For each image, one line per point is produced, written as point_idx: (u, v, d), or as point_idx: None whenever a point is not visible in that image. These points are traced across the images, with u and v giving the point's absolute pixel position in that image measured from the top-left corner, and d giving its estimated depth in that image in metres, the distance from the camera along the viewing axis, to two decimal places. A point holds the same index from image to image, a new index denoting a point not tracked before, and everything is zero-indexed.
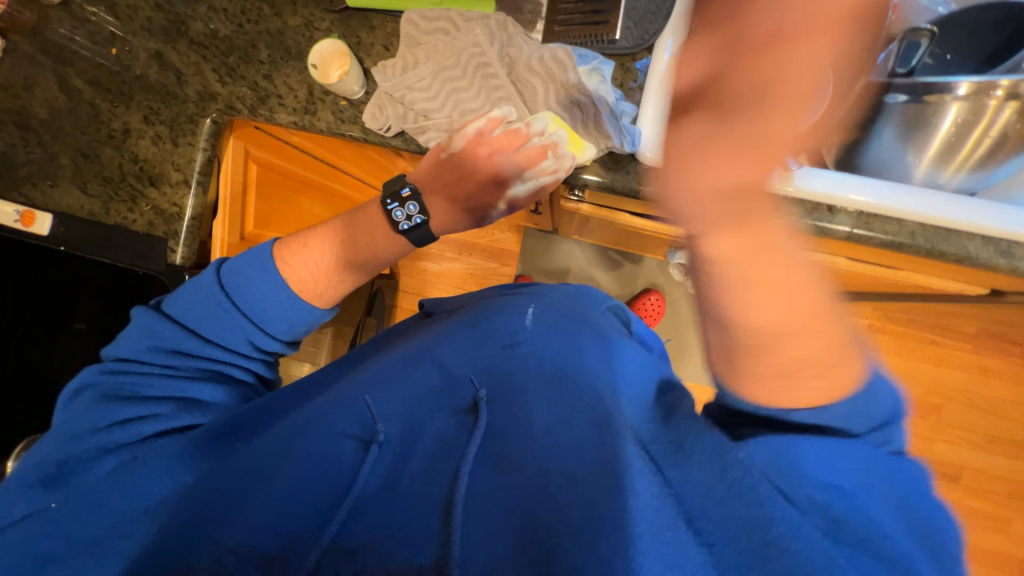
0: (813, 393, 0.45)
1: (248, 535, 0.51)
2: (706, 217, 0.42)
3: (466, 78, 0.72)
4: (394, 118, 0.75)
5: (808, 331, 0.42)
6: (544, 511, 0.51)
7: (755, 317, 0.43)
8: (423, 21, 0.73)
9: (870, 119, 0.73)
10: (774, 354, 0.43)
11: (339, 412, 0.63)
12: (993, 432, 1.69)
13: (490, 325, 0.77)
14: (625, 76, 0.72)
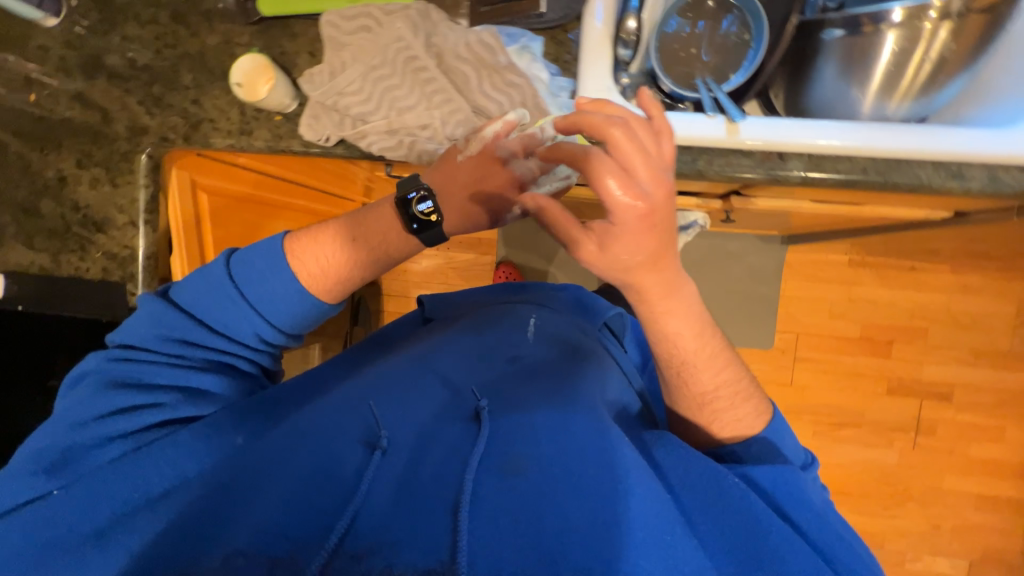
0: (744, 423, 0.70)
1: (251, 537, 0.50)
2: (672, 321, 0.64)
3: (396, 75, 0.70)
4: (330, 126, 0.72)
5: (723, 373, 0.70)
6: (549, 517, 0.53)
7: (698, 375, 0.69)
8: (343, 20, 0.70)
9: (811, 58, 0.71)
10: (709, 400, 0.70)
11: (337, 413, 0.64)
12: (979, 347, 1.74)
13: (492, 345, 0.80)
14: (558, 50, 0.70)
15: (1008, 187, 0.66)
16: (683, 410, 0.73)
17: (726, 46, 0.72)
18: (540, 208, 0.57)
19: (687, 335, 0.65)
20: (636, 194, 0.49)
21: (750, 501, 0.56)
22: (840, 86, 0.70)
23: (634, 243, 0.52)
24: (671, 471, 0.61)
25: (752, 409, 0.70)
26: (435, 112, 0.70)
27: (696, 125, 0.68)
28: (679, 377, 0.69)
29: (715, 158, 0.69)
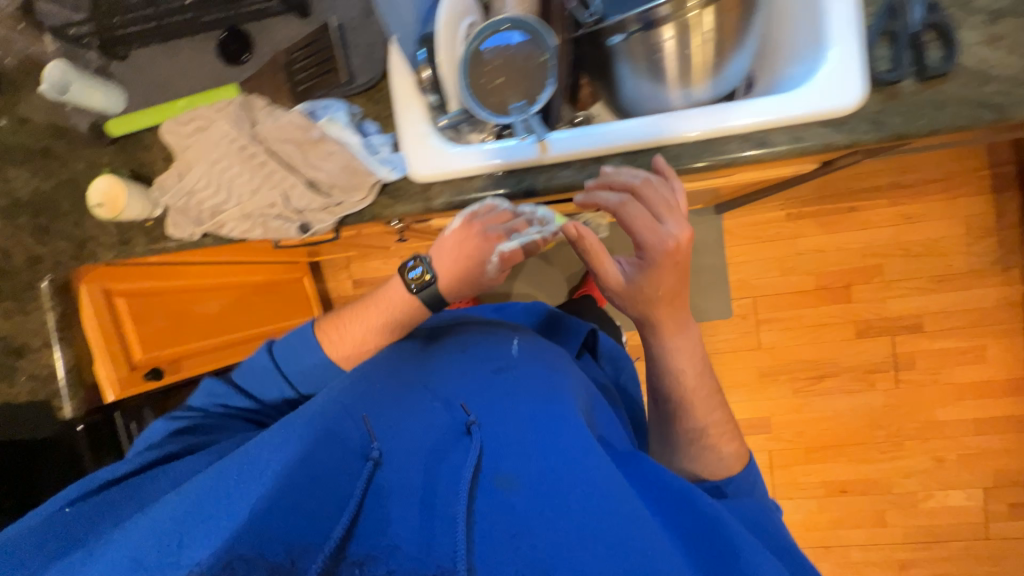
0: (732, 463, 0.75)
1: (260, 543, 0.44)
2: (676, 349, 0.73)
3: (234, 165, 0.75)
4: (190, 223, 0.78)
5: (717, 414, 0.75)
6: (546, 539, 0.50)
7: (701, 413, 0.75)
8: (179, 127, 0.77)
9: (611, 61, 0.73)
10: (702, 438, 0.75)
11: (337, 421, 0.57)
12: (939, 271, 1.71)
13: (473, 355, 0.74)
14: (376, 108, 0.76)
15: (810, 144, 0.68)
16: (669, 447, 0.78)
17: (527, 68, 0.74)
18: (596, 250, 0.66)
19: (679, 358, 0.73)
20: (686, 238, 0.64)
21: (717, 521, 0.55)
22: (642, 82, 0.73)
23: (660, 278, 0.65)
24: (649, 489, 0.59)
25: (734, 450, 0.75)
26: (277, 190, 0.75)
27: (511, 151, 0.73)
28: (673, 410, 0.76)
29: (538, 176, 0.73)
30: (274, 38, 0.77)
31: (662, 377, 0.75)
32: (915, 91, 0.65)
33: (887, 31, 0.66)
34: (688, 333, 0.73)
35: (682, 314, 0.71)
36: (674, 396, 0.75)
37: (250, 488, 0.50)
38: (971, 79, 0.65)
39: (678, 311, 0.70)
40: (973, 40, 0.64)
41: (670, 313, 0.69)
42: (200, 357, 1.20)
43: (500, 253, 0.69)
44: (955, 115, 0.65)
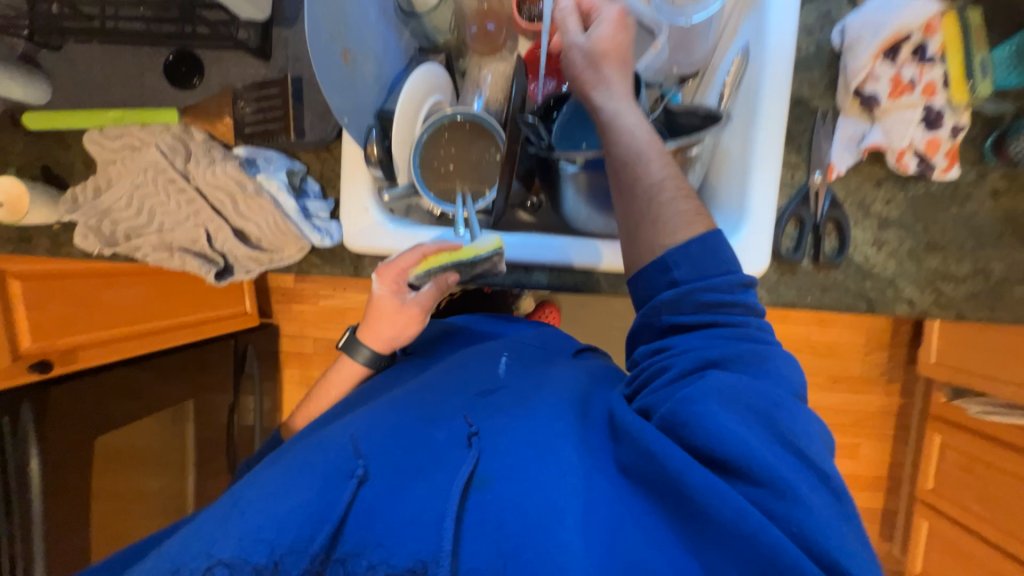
0: (696, 219, 0.58)
1: (238, 547, 0.45)
2: (618, 106, 0.63)
3: (159, 193, 0.72)
4: (100, 241, 0.73)
5: (680, 197, 0.59)
6: (531, 534, 0.45)
7: (641, 139, 0.61)
8: (106, 140, 0.72)
9: (555, 180, 0.74)
10: (655, 212, 0.58)
11: (326, 450, 0.55)
12: (836, 372, 1.87)
13: (468, 372, 0.69)
14: (323, 168, 0.76)
15: None
16: (634, 243, 0.60)
17: (478, 163, 0.78)
18: (579, 59, 0.65)
19: (670, 191, 0.58)
20: (620, 31, 0.65)
21: (736, 498, 0.45)
22: (582, 207, 0.74)
23: (609, 70, 0.64)
24: (653, 474, 0.49)
25: (691, 207, 0.58)
26: (201, 228, 0.73)
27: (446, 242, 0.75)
28: (620, 183, 0.61)
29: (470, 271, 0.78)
30: (228, 72, 0.73)
31: (615, 141, 0.61)
32: (809, 271, 0.74)
33: (795, 215, 0.73)
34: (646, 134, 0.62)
35: (645, 144, 0.61)
36: (587, 62, 0.64)
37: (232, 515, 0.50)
38: (855, 272, 0.74)
39: (625, 127, 0.61)
40: (863, 239, 0.73)
41: (610, 109, 0.63)
42: (99, 352, 1.15)
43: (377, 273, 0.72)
44: (835, 301, 0.74)
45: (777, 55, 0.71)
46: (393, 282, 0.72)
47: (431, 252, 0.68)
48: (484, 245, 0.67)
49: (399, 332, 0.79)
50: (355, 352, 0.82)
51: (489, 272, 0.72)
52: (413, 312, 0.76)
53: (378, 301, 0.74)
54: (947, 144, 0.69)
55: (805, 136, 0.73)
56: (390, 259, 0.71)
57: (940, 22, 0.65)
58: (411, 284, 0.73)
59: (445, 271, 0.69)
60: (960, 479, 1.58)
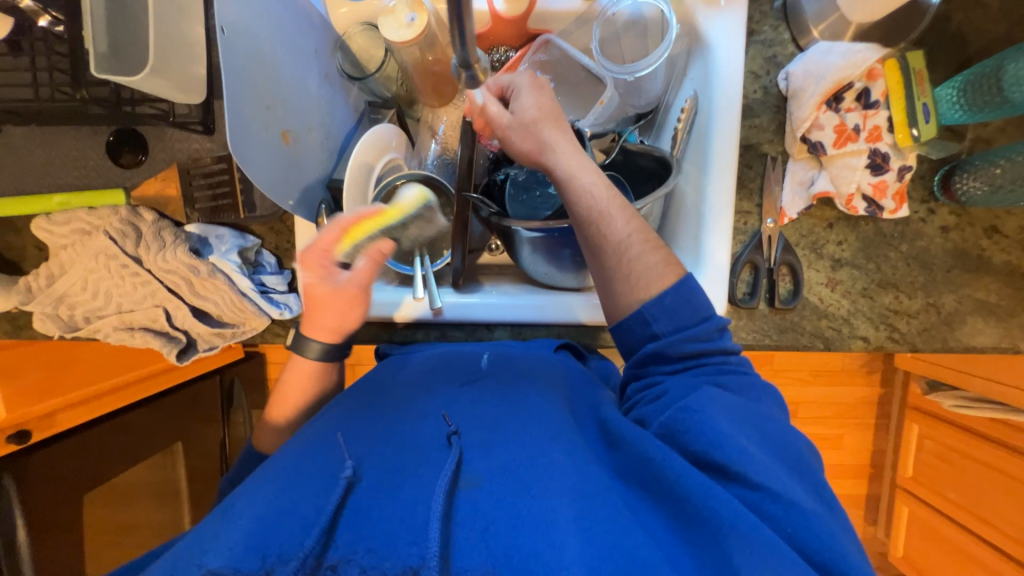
0: (664, 271, 0.59)
1: (229, 556, 0.43)
2: (567, 167, 0.60)
3: (113, 276, 0.72)
4: (59, 326, 0.73)
5: (647, 245, 0.59)
6: (524, 531, 0.45)
7: (598, 196, 0.59)
8: (54, 225, 0.72)
9: (509, 240, 0.75)
10: (624, 269, 0.59)
11: (308, 454, 0.54)
12: (818, 366, 1.80)
13: (456, 357, 0.70)
14: (278, 239, 0.76)
15: None
16: (612, 304, 0.61)
17: None
18: (515, 131, 0.62)
19: (637, 246, 0.59)
20: (544, 96, 0.63)
21: (728, 499, 0.47)
22: (539, 264, 0.74)
23: (548, 134, 0.61)
24: (642, 470, 0.52)
25: (663, 257, 0.59)
26: (160, 308, 0.72)
27: (404, 306, 0.75)
28: (589, 251, 0.61)
29: (431, 330, 0.79)
30: (171, 147, 0.73)
31: (573, 204, 0.60)
32: (766, 314, 0.74)
33: (750, 261, 0.73)
34: (605, 188, 0.60)
35: (606, 203, 0.59)
36: (526, 135, 0.61)
37: (214, 532, 0.47)
38: (810, 313, 0.74)
39: (580, 193, 0.59)
40: (817, 280, 0.74)
41: (558, 177, 0.60)
42: (79, 411, 1.14)
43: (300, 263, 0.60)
44: (792, 341, 0.75)
45: (725, 105, 0.70)
46: (319, 269, 0.60)
47: (352, 225, 0.58)
48: (410, 200, 0.70)
49: (346, 319, 0.66)
50: (304, 349, 0.67)
51: (426, 231, 0.74)
52: (353, 293, 0.63)
53: (309, 293, 0.62)
54: (894, 186, 0.69)
55: (756, 181, 0.73)
56: (308, 243, 0.59)
57: (882, 67, 0.66)
58: (342, 265, 0.62)
59: (377, 241, 0.61)
60: (932, 464, 1.65)
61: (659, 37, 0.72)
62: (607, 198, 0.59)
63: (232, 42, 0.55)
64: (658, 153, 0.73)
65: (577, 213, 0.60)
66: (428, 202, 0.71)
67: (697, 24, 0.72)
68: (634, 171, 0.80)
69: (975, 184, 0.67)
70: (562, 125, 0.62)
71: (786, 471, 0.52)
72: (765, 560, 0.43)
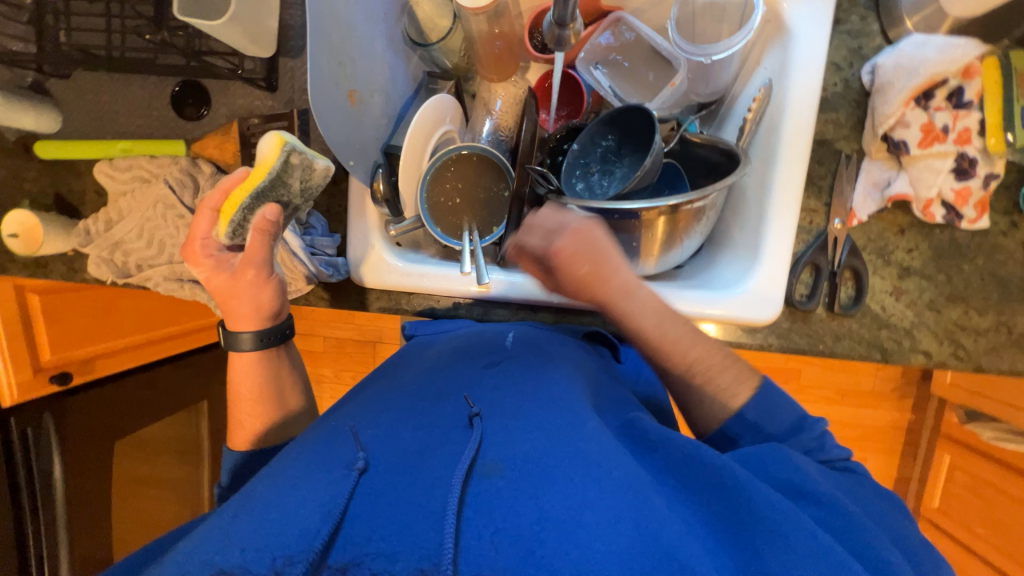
0: (738, 384, 0.57)
1: (242, 554, 0.41)
2: (622, 314, 0.60)
3: (168, 226, 0.72)
4: (113, 272, 0.74)
5: (704, 352, 0.58)
6: (550, 523, 0.42)
7: (637, 305, 0.59)
8: (116, 171, 0.73)
9: None
10: (689, 375, 0.59)
11: (322, 444, 0.51)
12: (846, 387, 1.70)
13: (482, 335, 0.67)
14: (331, 202, 0.75)
15: (722, 338, 0.72)
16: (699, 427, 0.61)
17: (485, 199, 0.77)
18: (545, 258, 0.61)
19: (704, 362, 0.58)
20: (558, 242, 0.59)
21: (780, 505, 0.44)
22: None
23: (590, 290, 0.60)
24: (681, 469, 0.48)
25: (733, 374, 0.58)
26: None
27: (452, 282, 0.73)
28: (652, 352, 0.61)
29: (475, 308, 0.76)
30: (234, 102, 0.72)
31: (616, 305, 0.60)
32: (822, 319, 0.71)
33: (812, 262, 0.70)
34: (651, 299, 0.60)
35: (658, 313, 0.59)
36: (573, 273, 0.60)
37: (224, 524, 0.45)
38: (870, 321, 0.71)
39: (631, 304, 0.59)
40: (882, 288, 0.70)
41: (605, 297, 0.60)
42: (117, 359, 1.15)
43: (193, 264, 0.59)
44: (847, 349, 0.71)
45: (800, 96, 0.67)
46: (208, 260, 0.59)
47: (223, 202, 0.57)
48: (269, 154, 0.54)
49: (262, 297, 0.61)
50: (235, 343, 0.63)
51: (313, 181, 0.58)
52: (253, 271, 0.59)
53: (210, 287, 0.60)
54: (978, 194, 0.65)
55: (827, 179, 0.70)
56: (188, 239, 0.59)
57: (980, 66, 0.62)
58: (233, 250, 0.61)
59: (253, 207, 0.55)
60: (962, 498, 1.57)
61: (737, 21, 0.70)
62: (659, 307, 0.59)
63: None
64: (725, 145, 0.70)
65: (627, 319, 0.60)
66: (289, 145, 0.54)
67: (781, 10, 0.69)
68: (695, 163, 0.78)
69: None
70: (588, 271, 0.59)
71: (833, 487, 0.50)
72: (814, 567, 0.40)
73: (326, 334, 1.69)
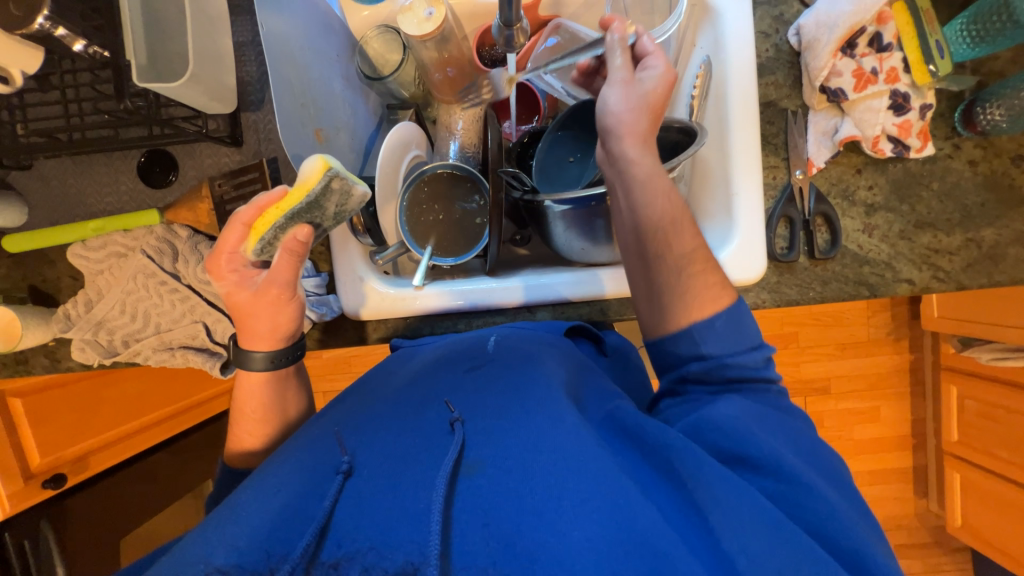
0: (718, 291, 0.58)
1: (233, 553, 0.42)
2: (654, 189, 0.57)
3: (151, 295, 0.71)
4: (99, 352, 0.72)
5: (709, 260, 0.58)
6: (528, 520, 0.44)
7: (667, 193, 0.57)
8: (90, 250, 0.72)
9: (540, 219, 0.75)
10: (688, 266, 0.57)
11: (306, 449, 0.52)
12: (843, 340, 1.74)
13: (465, 340, 0.67)
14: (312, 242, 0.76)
15: None
16: (648, 313, 0.60)
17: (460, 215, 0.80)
18: (622, 94, 0.58)
19: (694, 266, 0.58)
20: (667, 93, 0.59)
21: (737, 483, 0.47)
22: (574, 241, 0.74)
23: (637, 138, 0.57)
24: (659, 461, 0.50)
25: (720, 280, 0.58)
26: (199, 323, 0.72)
27: (443, 295, 0.72)
28: (647, 240, 0.58)
29: (474, 320, 0.76)
30: (201, 164, 0.73)
31: (634, 184, 0.57)
32: (806, 267, 0.74)
33: (785, 215, 0.73)
34: (673, 192, 0.58)
35: (674, 204, 0.58)
36: (635, 117, 0.57)
37: (219, 525, 0.46)
38: (851, 262, 0.73)
39: (653, 181, 0.57)
40: (854, 228, 0.73)
41: (642, 167, 0.57)
42: (114, 451, 1.10)
43: (212, 272, 0.57)
44: (837, 292, 0.74)
45: (738, 66, 0.72)
46: (232, 274, 0.57)
47: (255, 219, 0.55)
48: (311, 176, 0.52)
49: (280, 320, 0.60)
50: (248, 362, 0.62)
51: (348, 204, 0.57)
52: (276, 291, 0.57)
53: (230, 302, 0.58)
54: (918, 124, 0.70)
55: (780, 136, 0.74)
56: (213, 251, 0.57)
57: (890, 12, 0.69)
58: (258, 267, 0.59)
59: (285, 227, 0.54)
60: (976, 424, 1.58)
61: (666, 9, 0.75)
62: (678, 206, 0.58)
63: (271, 41, 0.57)
64: (680, 123, 0.72)
65: (648, 197, 0.57)
66: (333, 171, 0.52)
67: None
68: (655, 146, 0.81)
69: (998, 114, 0.68)
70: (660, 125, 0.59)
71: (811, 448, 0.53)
72: (761, 541, 0.44)
73: (326, 388, 1.64)
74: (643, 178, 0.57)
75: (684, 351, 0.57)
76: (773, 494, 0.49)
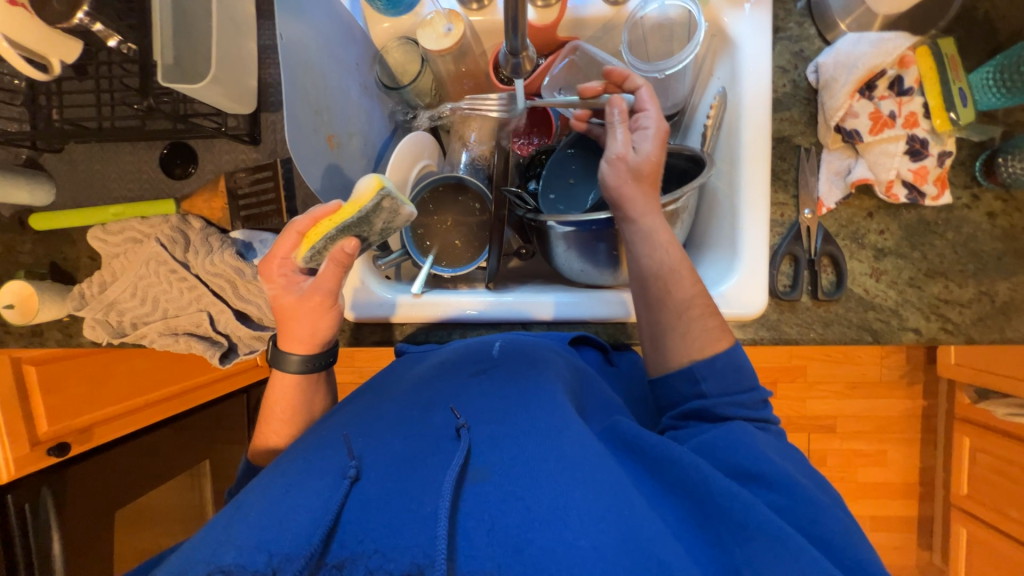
0: (717, 335, 0.58)
1: (238, 552, 0.42)
2: (653, 245, 0.59)
3: (162, 281, 0.74)
4: (108, 332, 0.75)
5: (709, 302, 0.59)
6: (537, 528, 0.44)
7: (667, 248, 0.59)
8: (109, 235, 0.75)
9: (541, 237, 0.76)
10: (690, 312, 0.58)
11: (317, 451, 0.53)
12: (854, 378, 1.69)
13: (468, 347, 0.68)
14: None
15: None
16: (653, 363, 0.61)
17: (467, 226, 0.81)
18: (624, 166, 0.60)
19: (696, 310, 0.58)
20: (664, 152, 0.61)
21: (748, 502, 0.46)
22: (574, 261, 0.74)
23: (640, 200, 0.60)
24: (662, 473, 0.51)
25: (719, 322, 0.59)
26: (204, 312, 0.74)
27: (449, 302, 0.74)
28: (648, 297, 0.60)
29: (468, 331, 0.76)
30: (219, 159, 0.76)
31: (637, 246, 0.60)
32: (809, 307, 0.72)
33: (790, 253, 0.72)
34: (673, 245, 0.60)
35: (675, 260, 0.59)
36: (634, 183, 0.59)
37: (226, 528, 0.46)
38: (856, 304, 0.72)
39: (654, 239, 0.59)
40: (861, 271, 0.72)
41: (641, 227, 0.60)
42: (118, 424, 1.14)
43: (265, 278, 0.60)
44: (840, 335, 0.72)
45: (753, 99, 0.71)
46: (280, 279, 0.60)
47: (309, 228, 0.57)
48: (365, 193, 0.53)
49: (319, 326, 0.61)
50: (283, 364, 0.63)
51: (395, 221, 0.58)
52: (319, 298, 0.59)
53: (277, 305, 0.60)
54: (935, 171, 0.69)
55: (791, 173, 0.74)
56: (268, 255, 0.60)
57: (913, 55, 0.68)
58: (306, 274, 0.61)
59: (336, 239, 0.55)
60: (989, 479, 1.51)
61: (685, 38, 0.75)
62: (679, 258, 0.59)
63: (289, 49, 0.59)
64: (690, 151, 0.72)
65: (644, 256, 0.59)
66: (385, 190, 0.52)
67: (723, 25, 0.73)
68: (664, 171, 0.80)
69: (1020, 166, 0.66)
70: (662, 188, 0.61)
71: (809, 479, 0.52)
72: (782, 558, 0.42)
73: None
74: (642, 234, 0.59)
75: (684, 390, 0.57)
76: (775, 508, 0.47)
